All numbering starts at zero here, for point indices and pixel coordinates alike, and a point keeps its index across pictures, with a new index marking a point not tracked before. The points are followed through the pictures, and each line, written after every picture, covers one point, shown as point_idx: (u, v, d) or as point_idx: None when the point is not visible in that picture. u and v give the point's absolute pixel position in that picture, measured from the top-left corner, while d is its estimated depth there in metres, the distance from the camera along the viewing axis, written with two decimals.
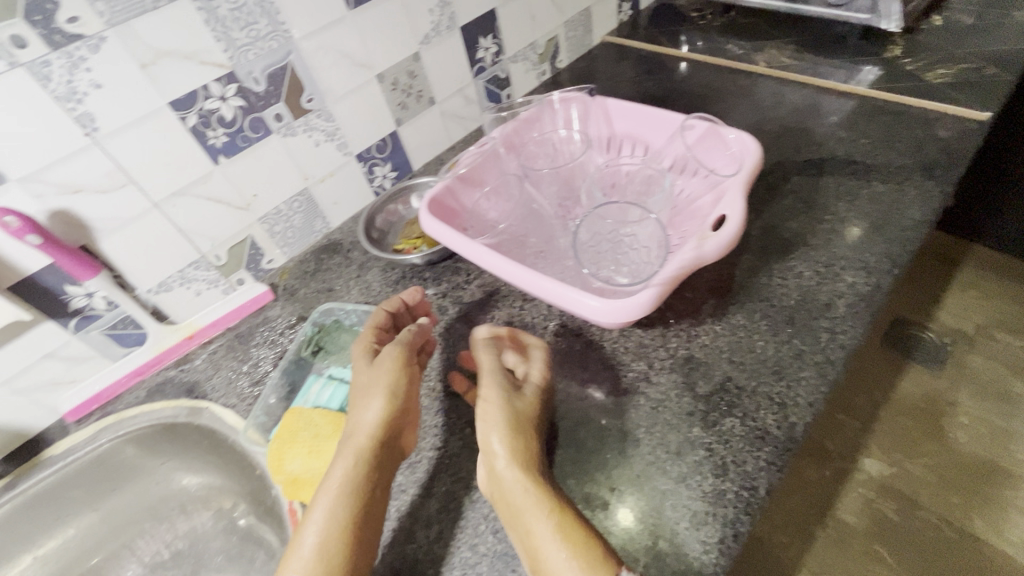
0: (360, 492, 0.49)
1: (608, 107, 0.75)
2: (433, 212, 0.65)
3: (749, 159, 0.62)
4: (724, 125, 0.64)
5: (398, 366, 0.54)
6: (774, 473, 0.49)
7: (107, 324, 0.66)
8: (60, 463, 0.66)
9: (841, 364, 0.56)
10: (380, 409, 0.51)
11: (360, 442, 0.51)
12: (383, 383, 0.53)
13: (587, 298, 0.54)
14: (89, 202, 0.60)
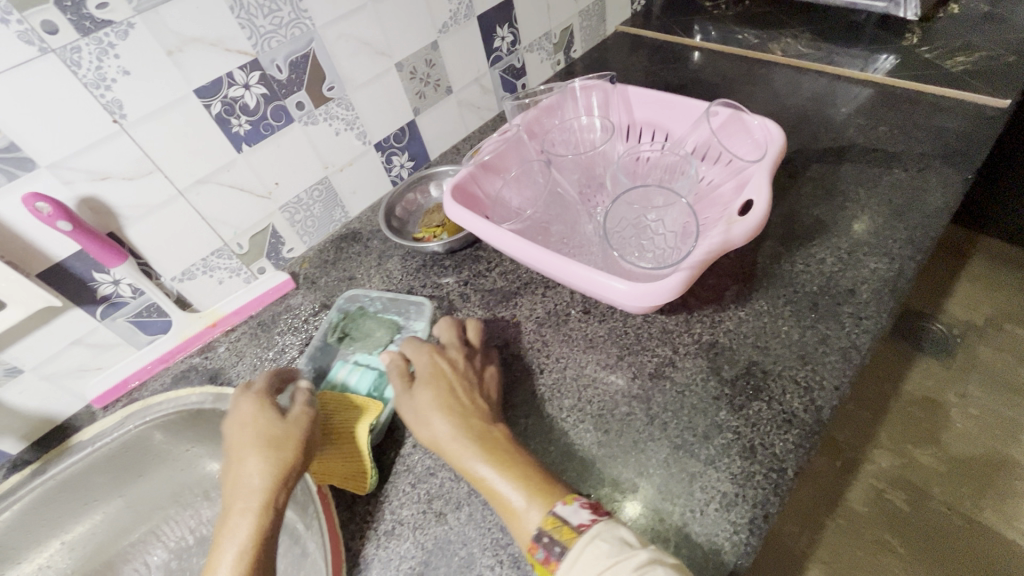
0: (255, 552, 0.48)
1: (629, 95, 0.75)
2: (457, 198, 0.65)
3: (773, 145, 0.62)
4: (748, 111, 0.64)
5: (290, 428, 0.53)
6: (803, 455, 0.50)
7: (133, 312, 0.67)
8: (88, 449, 0.67)
9: (866, 349, 0.56)
10: (266, 468, 0.50)
11: (253, 500, 0.49)
12: (280, 439, 0.52)
13: (615, 281, 0.54)
14: (116, 189, 0.60)
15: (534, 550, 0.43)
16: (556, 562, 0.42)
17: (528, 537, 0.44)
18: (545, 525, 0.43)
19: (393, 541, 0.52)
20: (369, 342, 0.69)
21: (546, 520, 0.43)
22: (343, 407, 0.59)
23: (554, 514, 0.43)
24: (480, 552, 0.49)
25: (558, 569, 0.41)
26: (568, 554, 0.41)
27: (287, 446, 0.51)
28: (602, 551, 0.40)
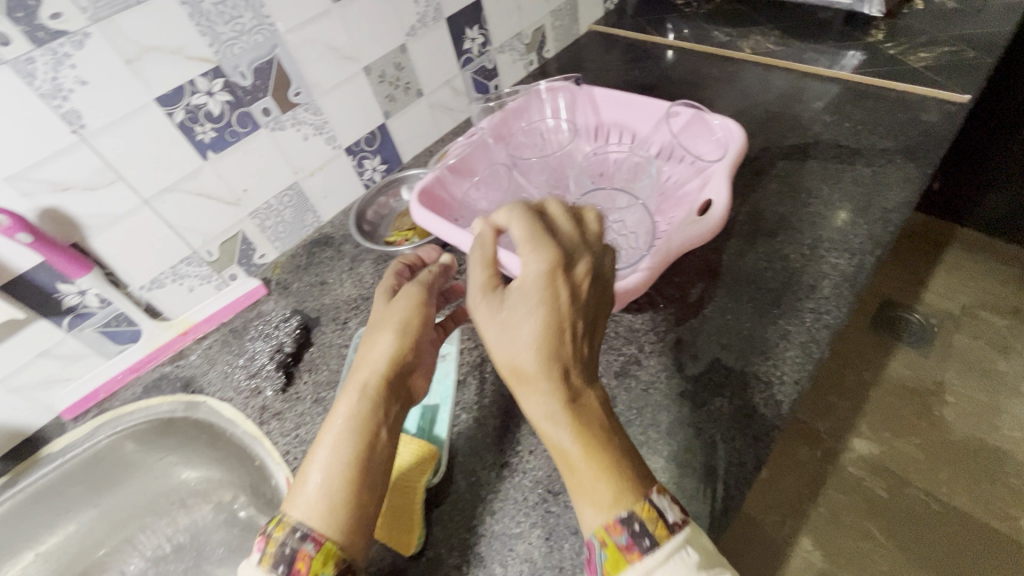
0: (358, 433, 0.47)
1: (595, 96, 0.77)
2: (423, 202, 0.66)
3: (734, 145, 0.63)
4: (709, 111, 0.65)
5: (413, 306, 0.52)
6: (762, 450, 0.51)
7: (101, 322, 0.67)
8: (58, 460, 0.67)
9: (825, 343, 0.57)
10: (388, 349, 0.50)
11: (369, 377, 0.49)
12: (395, 318, 0.51)
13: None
14: (78, 200, 0.60)
15: (613, 532, 0.38)
16: (639, 553, 0.37)
17: (608, 519, 0.39)
18: (639, 512, 0.39)
19: None
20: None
21: (639, 507, 0.39)
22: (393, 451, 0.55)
23: (649, 503, 0.39)
24: (447, 553, 0.50)
25: (638, 563, 0.37)
26: (656, 551, 0.37)
27: (405, 324, 0.51)
28: (689, 560, 0.37)
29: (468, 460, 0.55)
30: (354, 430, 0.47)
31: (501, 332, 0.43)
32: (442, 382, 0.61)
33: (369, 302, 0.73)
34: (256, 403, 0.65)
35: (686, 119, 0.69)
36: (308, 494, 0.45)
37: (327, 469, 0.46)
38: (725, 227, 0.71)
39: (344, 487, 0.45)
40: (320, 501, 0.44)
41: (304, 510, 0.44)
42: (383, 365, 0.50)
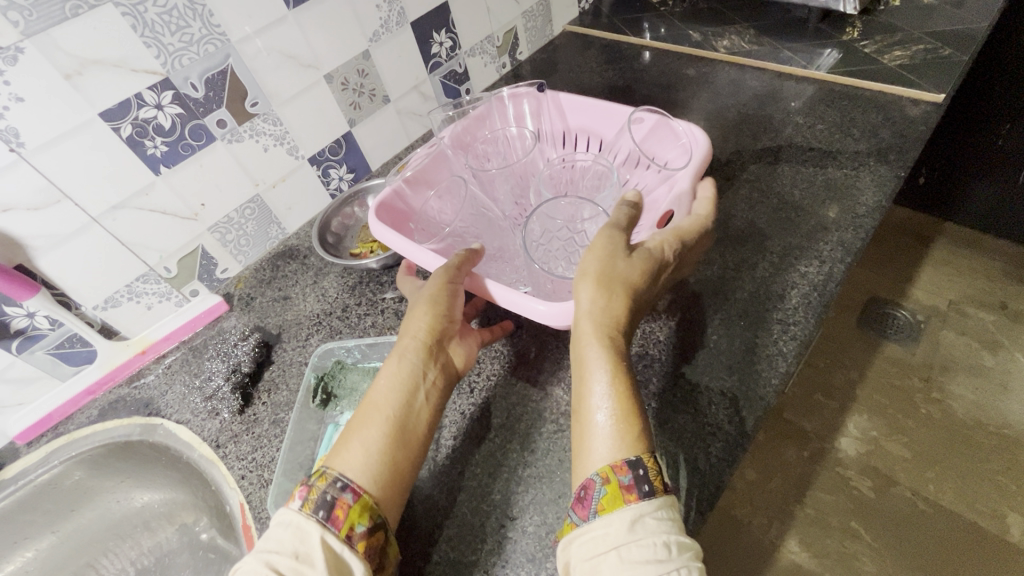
0: (404, 393, 0.48)
1: (561, 102, 0.77)
2: (383, 216, 0.65)
3: (698, 151, 0.64)
4: (673, 117, 0.65)
5: (445, 279, 0.54)
6: (725, 469, 0.50)
7: (53, 344, 0.65)
8: (12, 487, 0.65)
9: (793, 355, 0.56)
10: (431, 316, 0.52)
11: (417, 341, 0.51)
12: (432, 292, 0.54)
13: (535, 303, 0.55)
14: (21, 220, 0.58)
15: (619, 471, 0.40)
16: (638, 496, 0.38)
17: (616, 459, 0.40)
18: (644, 460, 0.40)
19: None
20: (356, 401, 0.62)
21: (647, 456, 0.40)
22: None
23: (655, 457, 0.40)
24: None
25: (634, 504, 0.38)
26: (652, 498, 0.38)
27: (441, 299, 0.53)
28: (673, 519, 0.39)
29: (425, 484, 0.54)
30: (401, 390, 0.48)
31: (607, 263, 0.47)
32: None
33: (332, 318, 0.71)
34: (214, 424, 0.64)
35: (649, 125, 0.69)
36: (354, 448, 0.45)
37: (373, 425, 0.46)
38: None
39: (388, 441, 0.46)
40: (371, 455, 0.45)
41: (351, 464, 0.44)
42: (423, 335, 0.51)
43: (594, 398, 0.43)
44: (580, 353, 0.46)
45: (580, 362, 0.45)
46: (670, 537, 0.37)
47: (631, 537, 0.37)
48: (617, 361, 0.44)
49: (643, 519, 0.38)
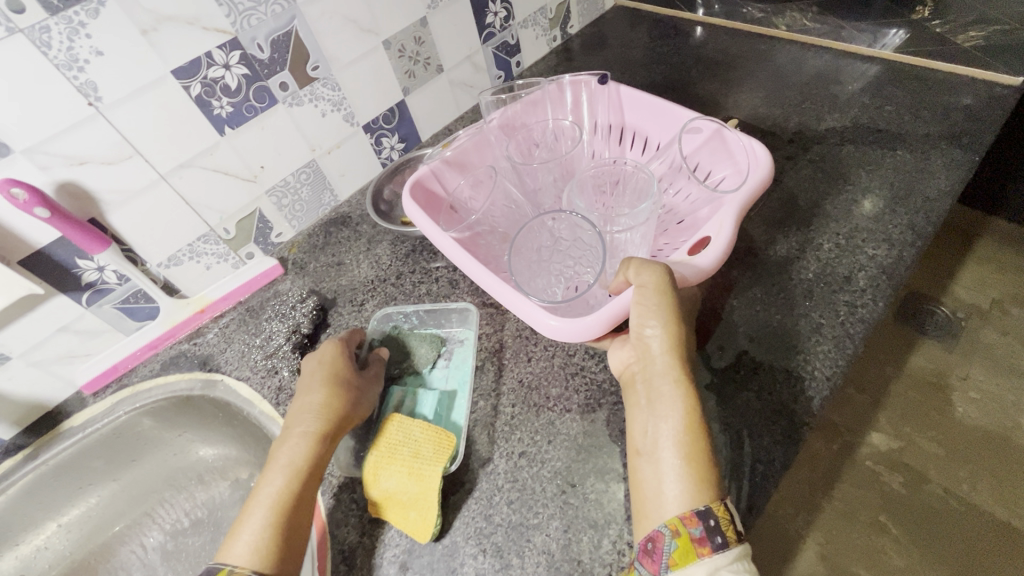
0: (305, 481, 0.50)
1: (622, 96, 0.77)
2: (416, 195, 0.69)
3: (755, 173, 0.61)
4: (731, 131, 0.64)
5: (352, 377, 0.56)
6: (791, 447, 0.49)
7: (120, 298, 0.66)
8: (79, 434, 0.67)
9: (859, 338, 0.55)
10: (330, 403, 0.53)
11: (322, 426, 0.52)
12: (335, 383, 0.55)
13: (547, 318, 0.54)
14: (94, 174, 0.59)
15: (689, 523, 0.40)
16: (711, 549, 0.39)
17: (685, 510, 0.41)
18: (714, 510, 0.40)
19: (379, 528, 0.51)
20: (412, 365, 0.62)
21: (716, 505, 0.40)
22: (414, 439, 0.53)
23: (726, 507, 0.40)
24: (463, 542, 0.49)
25: (710, 559, 0.39)
26: (724, 551, 0.39)
27: (346, 390, 0.55)
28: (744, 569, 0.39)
29: (485, 448, 0.54)
30: (303, 475, 0.50)
31: (668, 301, 0.48)
32: (461, 368, 0.62)
33: (387, 284, 0.72)
34: (273, 383, 0.66)
35: (705, 136, 0.68)
36: (258, 539, 0.46)
37: (274, 514, 0.48)
38: (756, 212, 0.68)
39: (293, 532, 0.48)
40: (262, 537, 0.47)
41: (251, 544, 0.46)
42: (322, 417, 0.52)
43: (662, 442, 0.44)
44: (648, 395, 0.47)
45: (650, 402, 0.46)
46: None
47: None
48: (685, 408, 0.44)
49: (719, 572, 0.39)
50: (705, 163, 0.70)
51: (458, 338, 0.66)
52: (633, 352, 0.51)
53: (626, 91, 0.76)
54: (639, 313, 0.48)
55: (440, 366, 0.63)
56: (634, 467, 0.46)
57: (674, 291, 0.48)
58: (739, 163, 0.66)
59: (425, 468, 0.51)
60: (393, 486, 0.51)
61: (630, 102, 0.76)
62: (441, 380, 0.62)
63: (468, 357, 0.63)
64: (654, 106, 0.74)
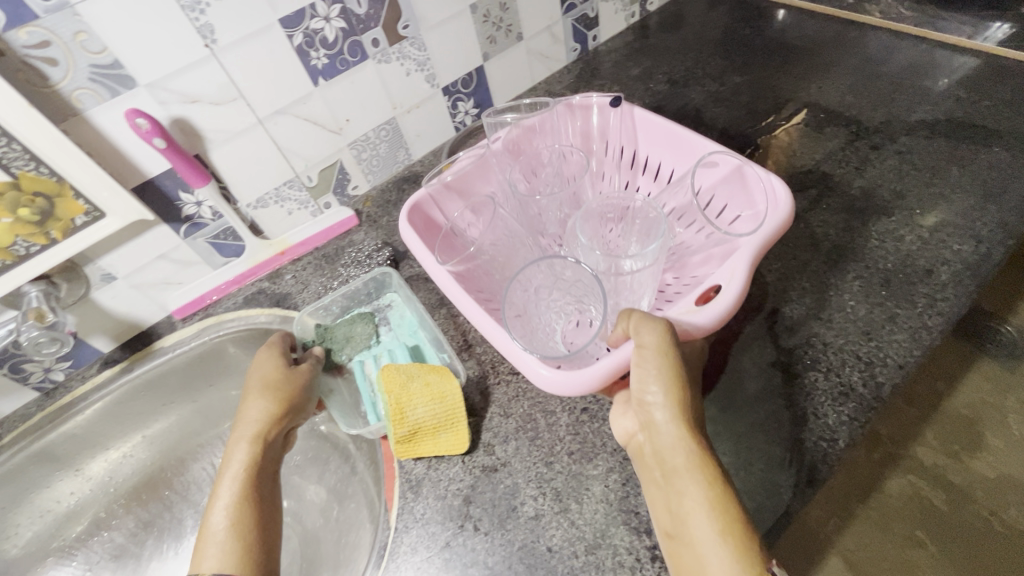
0: (255, 477, 0.53)
1: (636, 119, 0.73)
2: (415, 219, 0.68)
3: (774, 218, 0.57)
4: (750, 169, 0.60)
5: (288, 380, 0.59)
6: (857, 428, 0.50)
7: (212, 233, 0.71)
8: (170, 354, 0.72)
9: (937, 331, 0.54)
10: (268, 410, 0.56)
11: (262, 428, 0.55)
12: (274, 388, 0.58)
13: (540, 368, 0.51)
14: (203, 112, 0.63)
15: None
16: None
17: None
18: None
19: (444, 465, 0.54)
20: (357, 343, 0.69)
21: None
22: (417, 375, 0.56)
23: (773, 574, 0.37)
24: (524, 484, 0.51)
25: None
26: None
27: (284, 393, 0.58)
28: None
29: (547, 400, 0.57)
30: (251, 474, 0.53)
31: (667, 361, 0.44)
32: (403, 324, 0.72)
33: None
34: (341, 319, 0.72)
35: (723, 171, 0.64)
36: (219, 544, 0.48)
37: (230, 518, 0.50)
38: (836, 199, 0.67)
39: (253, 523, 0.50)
40: (222, 542, 0.49)
41: (211, 549, 0.48)
42: (262, 425, 0.56)
43: (692, 520, 0.40)
44: (666, 472, 0.43)
45: (670, 477, 0.43)
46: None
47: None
48: (704, 479, 0.41)
49: None
50: (720, 199, 0.65)
51: (385, 303, 0.74)
52: (637, 424, 0.47)
53: (640, 114, 0.73)
54: (639, 380, 0.45)
55: (383, 332, 0.71)
56: (669, 548, 0.43)
57: (677, 349, 0.45)
58: (756, 204, 0.62)
59: (444, 391, 0.55)
60: (421, 416, 0.54)
61: (643, 128, 0.73)
62: (393, 340, 0.70)
63: (404, 314, 0.73)
64: (669, 134, 0.70)
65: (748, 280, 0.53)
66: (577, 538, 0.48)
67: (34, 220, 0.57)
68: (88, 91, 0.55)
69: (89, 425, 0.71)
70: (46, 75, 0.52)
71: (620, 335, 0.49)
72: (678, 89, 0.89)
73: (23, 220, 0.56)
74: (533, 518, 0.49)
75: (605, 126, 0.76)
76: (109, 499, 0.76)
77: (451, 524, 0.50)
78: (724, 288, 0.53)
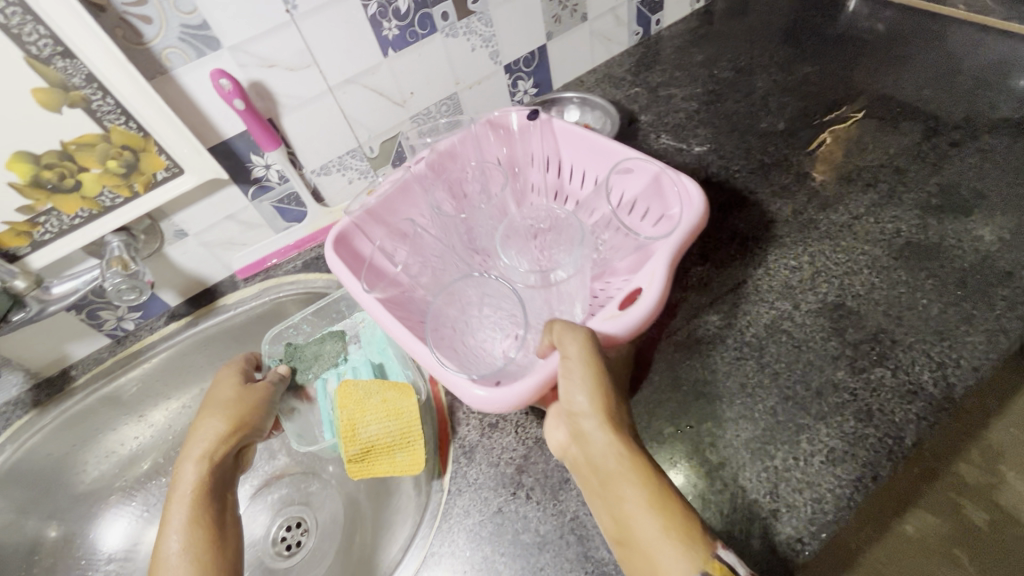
0: (205, 496, 0.50)
1: (554, 128, 0.69)
2: (341, 250, 0.62)
3: (688, 220, 0.55)
4: (667, 174, 0.58)
5: (246, 397, 0.58)
6: (925, 427, 0.48)
7: (277, 197, 0.73)
8: (233, 311, 0.75)
9: (1016, 336, 0.52)
10: (225, 427, 0.55)
11: (213, 448, 0.53)
12: (231, 406, 0.56)
13: (473, 388, 0.48)
14: (279, 77, 0.64)
15: None
16: None
17: None
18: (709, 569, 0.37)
19: (497, 434, 0.55)
20: (324, 362, 0.66)
21: (711, 564, 0.37)
22: (375, 391, 0.57)
23: (721, 560, 0.37)
24: None
25: None
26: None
27: (242, 411, 0.57)
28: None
29: None
30: (201, 495, 0.50)
31: (593, 371, 0.43)
32: (372, 341, 0.68)
33: None
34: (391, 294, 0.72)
35: (640, 177, 0.61)
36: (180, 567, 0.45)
37: (188, 542, 0.47)
38: (913, 194, 0.65)
39: (208, 546, 0.47)
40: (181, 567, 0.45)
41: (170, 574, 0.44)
42: (217, 445, 0.53)
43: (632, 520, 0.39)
44: (601, 477, 0.42)
45: (607, 481, 0.41)
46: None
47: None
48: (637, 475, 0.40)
49: None
50: (639, 205, 0.63)
51: (357, 319, 0.71)
52: (568, 434, 0.45)
53: (559, 125, 0.68)
54: (566, 393, 0.43)
55: (353, 350, 0.68)
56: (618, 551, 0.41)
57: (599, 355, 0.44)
58: (671, 207, 0.59)
59: (401, 409, 0.56)
60: (375, 432, 0.55)
61: (563, 138, 0.69)
62: (358, 359, 0.67)
63: (375, 331, 0.69)
64: (589, 142, 0.66)
65: (666, 285, 0.51)
66: None
67: (119, 172, 0.59)
68: (177, 51, 0.57)
69: (154, 374, 0.74)
70: (141, 33, 0.54)
71: (547, 346, 0.47)
72: (744, 76, 0.86)
73: (110, 172, 0.59)
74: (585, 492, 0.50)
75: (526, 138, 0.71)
76: (168, 446, 0.78)
77: (503, 490, 0.51)
78: (641, 297, 0.51)
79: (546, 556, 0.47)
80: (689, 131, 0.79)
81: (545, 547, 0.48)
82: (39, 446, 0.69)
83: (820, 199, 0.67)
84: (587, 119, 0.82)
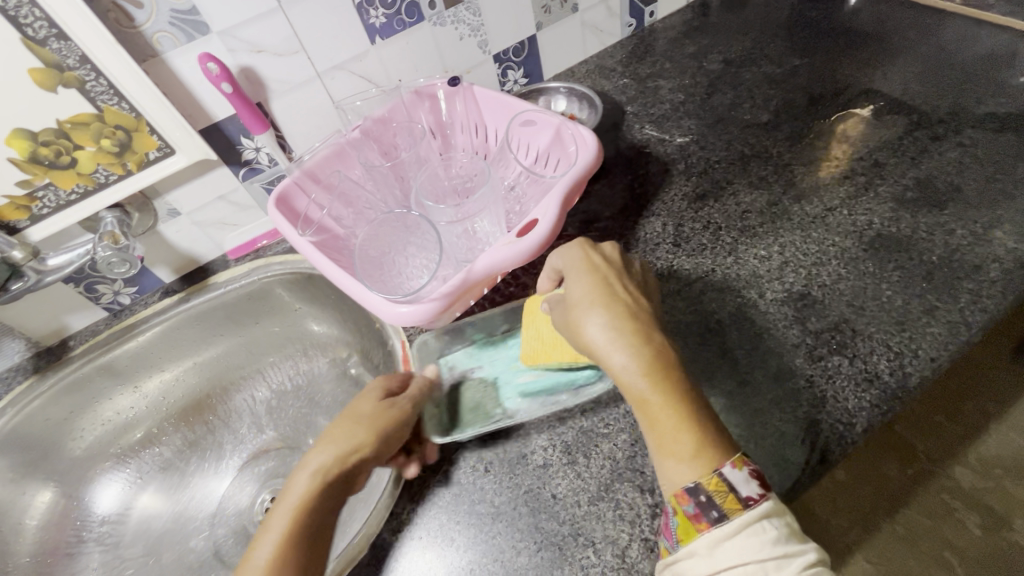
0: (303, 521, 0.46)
1: (475, 94, 0.72)
2: (284, 209, 0.63)
3: (585, 158, 0.60)
4: (567, 122, 0.63)
5: (380, 420, 0.51)
6: (877, 414, 0.49)
7: (267, 179, 0.75)
8: (221, 289, 0.78)
9: (977, 328, 0.52)
10: (346, 449, 0.50)
11: (329, 464, 0.49)
12: (361, 431, 0.51)
13: (397, 305, 0.53)
14: (268, 63, 0.66)
15: (683, 501, 0.41)
16: (709, 523, 0.39)
17: (678, 488, 0.41)
18: (706, 483, 0.40)
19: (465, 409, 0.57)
20: (490, 390, 0.57)
21: (709, 479, 0.40)
22: (538, 332, 0.57)
23: (721, 477, 0.40)
24: (536, 435, 0.54)
25: (708, 532, 0.39)
26: (725, 524, 0.39)
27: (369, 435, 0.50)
28: (783, 526, 0.39)
29: None
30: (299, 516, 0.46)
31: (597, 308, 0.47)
32: (481, 352, 0.61)
33: None
34: None
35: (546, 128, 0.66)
36: None
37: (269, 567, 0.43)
38: (891, 188, 0.65)
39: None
40: None
41: None
42: (338, 463, 0.49)
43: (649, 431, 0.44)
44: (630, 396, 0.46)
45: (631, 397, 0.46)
46: (779, 544, 0.38)
47: (716, 562, 0.38)
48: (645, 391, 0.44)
49: (764, 521, 0.39)
50: (547, 157, 0.67)
51: (450, 367, 0.60)
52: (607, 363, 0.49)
53: (479, 90, 0.71)
54: (580, 328, 0.48)
55: (484, 372, 0.59)
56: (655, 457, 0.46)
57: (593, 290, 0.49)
58: (570, 151, 0.64)
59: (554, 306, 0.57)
60: None
61: (483, 104, 0.72)
62: (502, 366, 0.59)
63: (468, 351, 0.61)
64: (502, 104, 0.70)
65: (561, 217, 0.56)
66: (581, 489, 0.50)
67: (114, 150, 0.62)
68: (167, 35, 0.59)
69: (149, 346, 0.78)
70: (132, 17, 0.56)
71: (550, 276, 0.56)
72: (732, 69, 0.86)
73: (104, 150, 0.62)
74: (541, 467, 0.52)
75: (451, 106, 0.73)
76: (161, 416, 0.82)
77: (463, 463, 0.53)
78: (536, 228, 0.55)
79: (498, 526, 0.49)
80: (673, 121, 0.80)
81: (498, 518, 0.50)
82: (39, 410, 0.73)
83: (796, 190, 0.67)
84: (574, 109, 0.83)
